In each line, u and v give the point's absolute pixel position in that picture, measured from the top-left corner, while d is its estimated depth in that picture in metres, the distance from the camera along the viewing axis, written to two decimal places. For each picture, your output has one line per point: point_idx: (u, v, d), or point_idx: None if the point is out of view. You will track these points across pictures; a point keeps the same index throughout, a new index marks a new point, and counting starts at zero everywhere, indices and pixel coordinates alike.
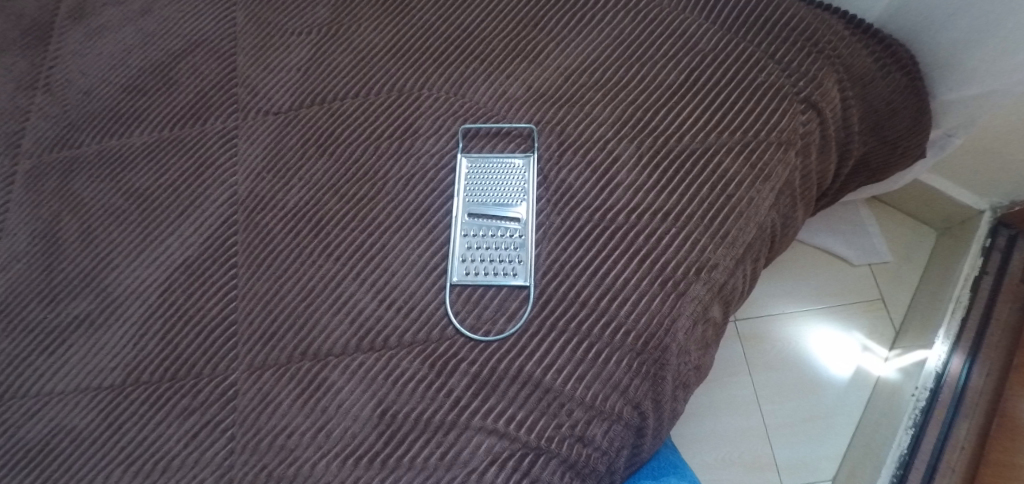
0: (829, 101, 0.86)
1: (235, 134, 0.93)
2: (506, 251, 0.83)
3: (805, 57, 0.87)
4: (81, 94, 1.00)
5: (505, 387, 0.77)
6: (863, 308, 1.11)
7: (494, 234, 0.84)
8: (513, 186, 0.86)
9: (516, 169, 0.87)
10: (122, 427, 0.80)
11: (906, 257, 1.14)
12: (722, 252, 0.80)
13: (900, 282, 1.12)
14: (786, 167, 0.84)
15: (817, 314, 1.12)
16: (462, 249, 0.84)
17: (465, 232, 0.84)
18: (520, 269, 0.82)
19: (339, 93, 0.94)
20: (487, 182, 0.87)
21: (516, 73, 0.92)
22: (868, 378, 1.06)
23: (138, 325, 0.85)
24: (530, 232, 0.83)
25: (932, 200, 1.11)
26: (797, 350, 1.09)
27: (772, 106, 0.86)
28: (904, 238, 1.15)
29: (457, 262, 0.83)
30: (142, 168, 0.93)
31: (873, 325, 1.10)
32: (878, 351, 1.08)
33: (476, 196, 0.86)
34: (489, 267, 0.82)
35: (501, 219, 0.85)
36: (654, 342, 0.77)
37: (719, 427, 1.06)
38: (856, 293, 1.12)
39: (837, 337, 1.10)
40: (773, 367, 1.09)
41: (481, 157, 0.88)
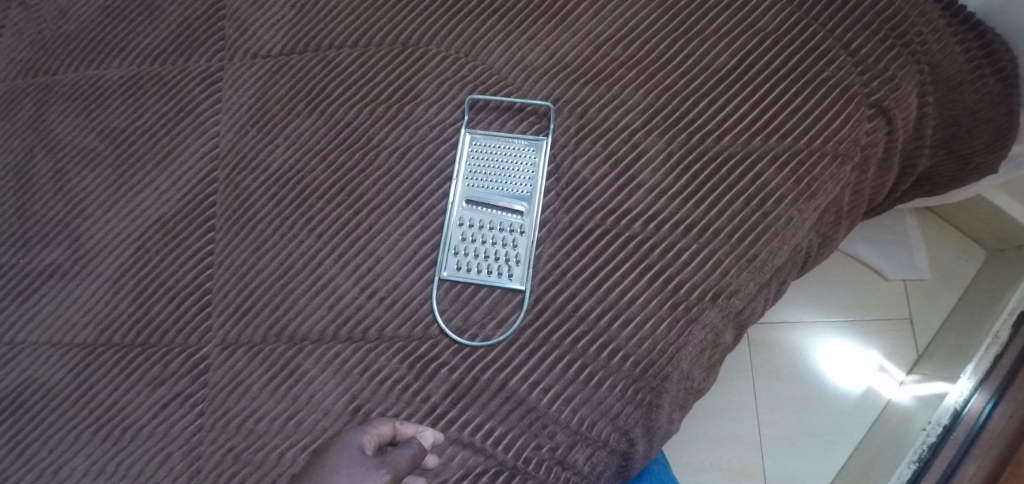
0: (904, 108, 0.73)
1: (220, 77, 0.85)
2: (502, 248, 0.75)
3: (886, 50, 0.73)
4: (58, 13, 0.91)
5: (485, 399, 0.72)
6: (887, 324, 1.03)
7: (492, 228, 0.76)
8: (518, 173, 0.76)
9: (525, 154, 0.77)
10: (92, 389, 0.77)
11: (946, 275, 1.04)
12: (745, 278, 0.71)
13: (935, 302, 1.03)
14: (837, 184, 0.72)
15: (835, 325, 1.04)
16: (456, 240, 0.76)
17: (461, 221, 0.76)
18: (517, 270, 0.74)
19: (337, 40, 0.84)
20: (492, 165, 0.77)
21: (537, 34, 0.80)
22: (878, 399, 1.00)
23: (112, 282, 0.80)
24: (532, 229, 0.75)
25: (989, 219, 0.99)
26: (806, 361, 1.03)
27: (835, 108, 0.73)
28: (947, 254, 1.04)
29: (449, 255, 0.75)
30: (120, 106, 0.86)
31: (895, 345, 1.02)
32: (894, 373, 1.01)
33: (477, 182, 0.77)
34: (483, 264, 0.75)
35: (501, 209, 0.76)
36: (653, 370, 0.71)
37: (709, 429, 1.02)
38: (882, 308, 1.04)
39: (852, 352, 1.02)
40: (776, 375, 1.03)
41: (489, 136, 0.78)
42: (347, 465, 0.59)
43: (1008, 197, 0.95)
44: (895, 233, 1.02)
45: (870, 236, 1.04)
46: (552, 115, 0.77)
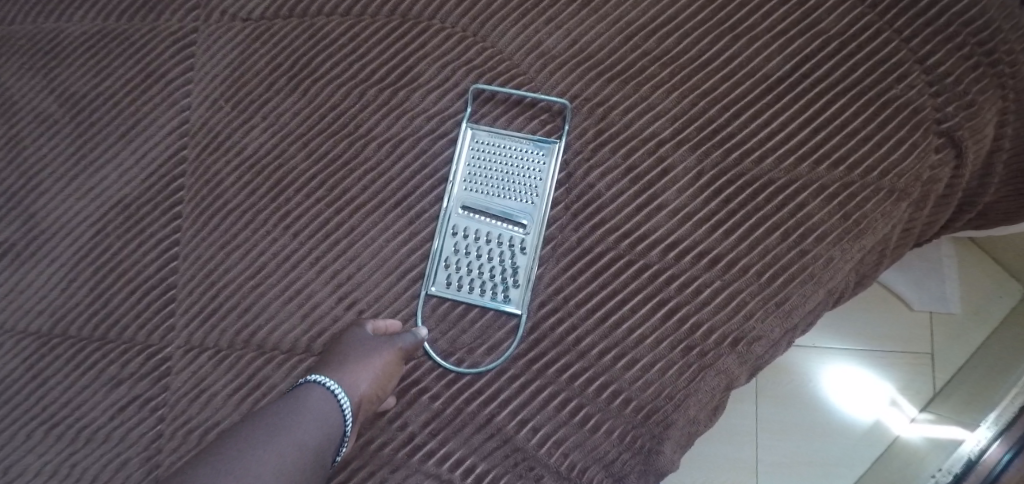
0: (980, 139, 0.60)
1: (193, 39, 0.74)
2: (497, 265, 0.66)
3: (969, 69, 0.61)
4: None
5: (467, 433, 0.64)
6: (907, 356, 0.93)
7: (488, 241, 0.67)
8: (523, 180, 0.67)
9: (533, 159, 0.67)
10: (44, 384, 0.70)
11: (977, 311, 0.92)
12: (773, 322, 0.62)
13: (960, 339, 0.92)
14: (888, 223, 0.62)
15: (847, 351, 0.94)
16: (445, 252, 0.67)
17: (454, 230, 0.67)
18: (514, 293, 0.65)
19: (329, 7, 0.73)
20: (494, 167, 0.68)
21: (558, 16, 0.69)
22: (886, 434, 0.90)
23: (71, 267, 0.72)
24: (534, 247, 0.66)
25: None
26: (815, 387, 0.93)
27: (899, 133, 0.62)
28: (981, 289, 0.93)
29: (439, 268, 0.67)
30: (82, 67, 0.76)
31: (912, 379, 0.92)
32: (906, 408, 0.90)
33: (475, 185, 0.67)
34: (476, 281, 0.66)
35: (500, 220, 0.67)
36: (657, 416, 0.63)
37: (702, 449, 0.93)
38: (902, 338, 0.93)
39: (863, 382, 0.92)
40: (781, 397, 0.93)
41: (494, 133, 0.68)
42: (356, 347, 0.60)
43: None
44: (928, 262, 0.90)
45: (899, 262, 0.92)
46: (569, 113, 0.67)
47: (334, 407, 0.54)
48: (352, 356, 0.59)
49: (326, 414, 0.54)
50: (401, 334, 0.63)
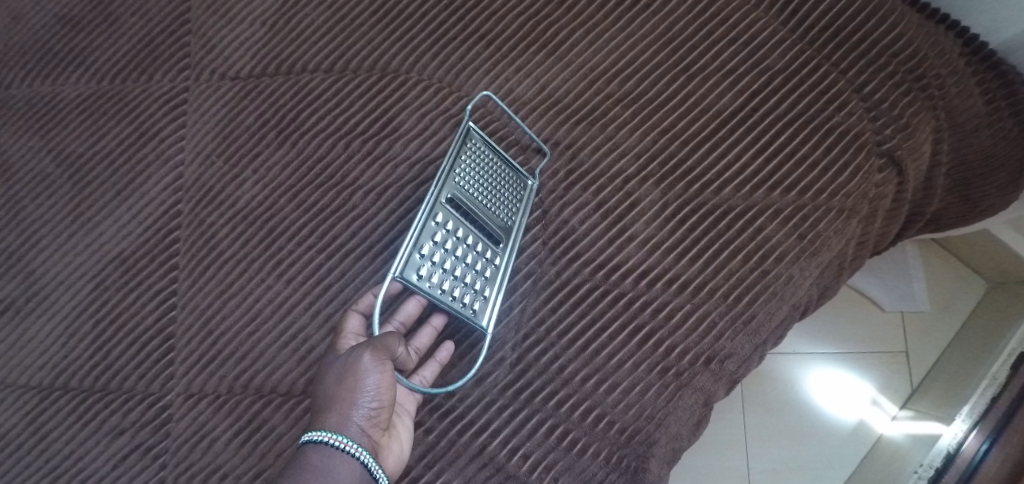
0: (917, 157, 0.67)
1: (184, 98, 0.78)
2: (472, 273, 0.66)
3: (901, 94, 0.67)
4: (12, 20, 0.84)
5: (461, 464, 0.67)
6: (883, 358, 0.99)
7: (465, 245, 0.66)
8: (507, 201, 0.69)
9: (512, 184, 0.70)
10: (48, 437, 0.72)
11: (945, 307, 1.00)
12: (741, 341, 0.66)
13: (932, 336, 0.99)
14: (842, 239, 0.67)
15: (827, 357, 1.01)
16: (427, 240, 0.63)
17: (437, 219, 0.64)
18: (479, 305, 0.65)
19: (312, 64, 0.77)
20: (485, 175, 0.68)
21: (526, 65, 0.74)
22: (870, 433, 0.96)
23: (71, 321, 0.75)
24: (506, 267, 0.68)
25: (993, 253, 0.95)
26: (800, 393, 0.99)
27: (843, 159, 0.67)
28: (948, 286, 1.01)
29: (414, 254, 0.62)
30: (76, 126, 0.80)
31: (890, 379, 0.98)
32: (887, 407, 0.97)
33: (466, 184, 0.67)
34: (448, 282, 0.64)
35: (480, 233, 0.67)
36: (640, 436, 0.66)
37: (696, 461, 0.99)
38: (878, 339, 1.00)
39: (845, 385, 0.99)
40: (769, 404, 0.99)
41: (477, 145, 0.70)
42: (338, 373, 0.54)
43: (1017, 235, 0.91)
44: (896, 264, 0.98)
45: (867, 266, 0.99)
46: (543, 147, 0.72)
47: (346, 457, 0.50)
48: (338, 392, 0.53)
49: (338, 469, 0.50)
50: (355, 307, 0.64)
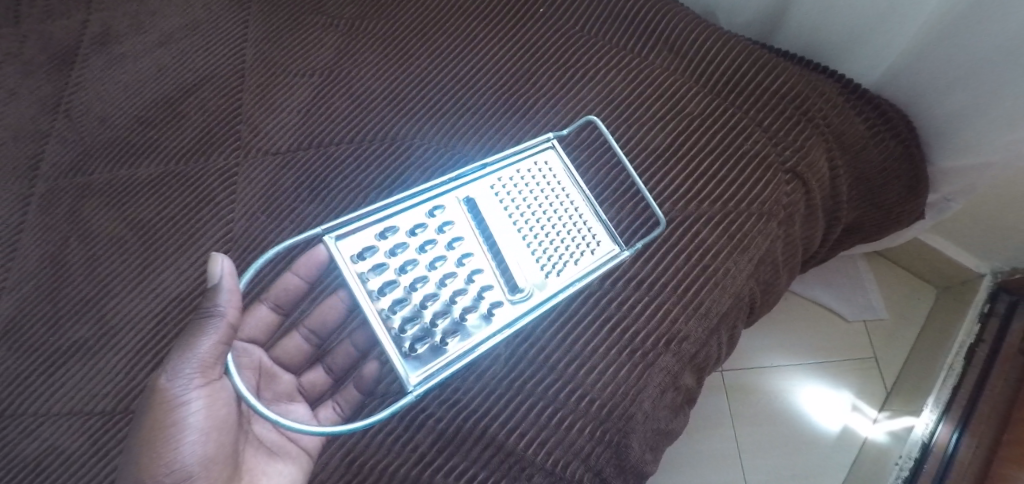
0: (816, 171, 0.85)
1: (235, 171, 0.98)
2: (434, 303, 0.80)
3: (793, 125, 0.87)
4: (98, 122, 1.05)
5: (467, 446, 0.79)
6: (855, 365, 1.14)
7: (451, 262, 0.82)
8: (568, 256, 0.84)
9: (593, 241, 0.85)
10: (107, 454, 0.83)
11: (901, 314, 1.16)
12: (694, 324, 0.80)
13: (895, 340, 1.15)
14: (766, 238, 0.83)
15: (807, 369, 1.14)
16: (403, 229, 0.82)
17: (430, 215, 0.84)
18: (421, 352, 0.79)
19: (337, 138, 0.97)
20: (548, 210, 0.87)
21: (506, 127, 0.94)
22: (856, 437, 1.09)
23: (133, 355, 0.89)
24: (485, 333, 0.80)
25: (932, 260, 1.13)
26: (786, 405, 1.11)
27: (757, 177, 0.85)
28: (901, 295, 1.18)
29: (370, 232, 0.81)
30: (147, 200, 0.99)
31: (865, 384, 1.12)
32: (867, 411, 1.10)
33: (515, 206, 0.86)
34: (402, 287, 0.80)
35: (482, 281, 0.82)
36: (617, 412, 0.78)
37: (697, 477, 1.08)
38: (848, 350, 1.15)
39: (827, 394, 1.12)
40: (761, 418, 1.11)
41: (569, 175, 0.89)
42: (151, 434, 0.71)
43: (945, 241, 1.10)
44: (849, 276, 1.17)
45: (826, 281, 1.18)
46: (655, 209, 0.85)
47: None
48: (153, 454, 0.70)
49: None
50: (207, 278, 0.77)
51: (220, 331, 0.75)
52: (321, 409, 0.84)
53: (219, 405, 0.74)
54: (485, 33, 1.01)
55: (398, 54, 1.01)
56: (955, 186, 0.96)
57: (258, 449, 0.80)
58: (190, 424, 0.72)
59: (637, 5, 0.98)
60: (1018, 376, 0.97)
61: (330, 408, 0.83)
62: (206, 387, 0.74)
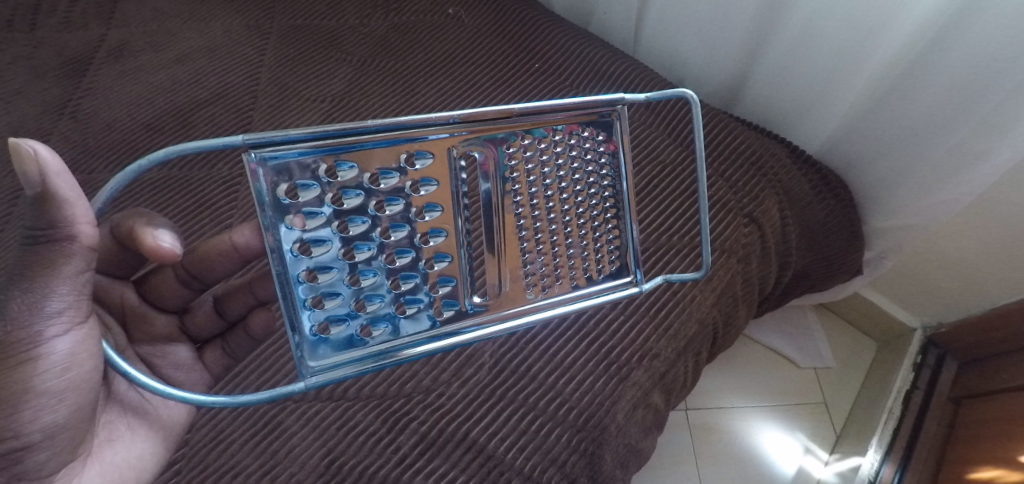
0: (769, 218, 0.97)
1: (239, 182, 1.02)
2: (372, 281, 0.67)
3: (750, 178, 0.98)
4: (104, 125, 1.08)
5: (449, 449, 0.81)
6: (808, 409, 1.25)
7: (406, 233, 0.68)
8: (555, 272, 0.77)
9: (606, 269, 0.79)
10: None
11: (846, 364, 1.31)
12: (664, 343, 0.88)
13: (841, 386, 1.28)
14: (728, 272, 0.93)
15: (762, 412, 1.24)
16: (362, 174, 0.63)
17: (406, 163, 0.65)
18: (335, 333, 0.66)
19: None
20: (568, 206, 0.76)
21: None
22: (810, 478, 1.16)
23: None
24: (418, 333, 0.70)
25: (871, 314, 1.30)
26: (744, 444, 1.19)
27: (720, 219, 0.95)
28: (846, 348, 1.33)
29: (316, 162, 0.60)
30: (146, 201, 1.01)
31: (816, 428, 1.22)
32: (819, 454, 1.19)
33: (525, 189, 0.73)
34: (340, 250, 0.65)
35: (437, 270, 0.71)
36: (593, 421, 0.82)
37: None
38: (802, 394, 1.26)
39: (782, 437, 1.20)
40: (720, 458, 1.18)
41: (603, 175, 0.77)
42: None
43: (882, 296, 1.27)
44: (799, 326, 1.33)
45: (781, 330, 1.33)
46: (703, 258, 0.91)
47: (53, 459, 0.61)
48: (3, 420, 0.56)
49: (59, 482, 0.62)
50: (22, 183, 0.52)
51: (76, 261, 0.56)
52: (207, 351, 0.82)
53: (82, 360, 0.59)
54: (486, 80, 1.12)
55: (405, 91, 1.11)
56: (887, 245, 1.15)
57: (117, 402, 0.70)
58: (48, 390, 0.57)
59: (620, 69, 1.11)
60: (949, 420, 1.08)
61: (218, 351, 0.82)
62: (67, 334, 0.58)
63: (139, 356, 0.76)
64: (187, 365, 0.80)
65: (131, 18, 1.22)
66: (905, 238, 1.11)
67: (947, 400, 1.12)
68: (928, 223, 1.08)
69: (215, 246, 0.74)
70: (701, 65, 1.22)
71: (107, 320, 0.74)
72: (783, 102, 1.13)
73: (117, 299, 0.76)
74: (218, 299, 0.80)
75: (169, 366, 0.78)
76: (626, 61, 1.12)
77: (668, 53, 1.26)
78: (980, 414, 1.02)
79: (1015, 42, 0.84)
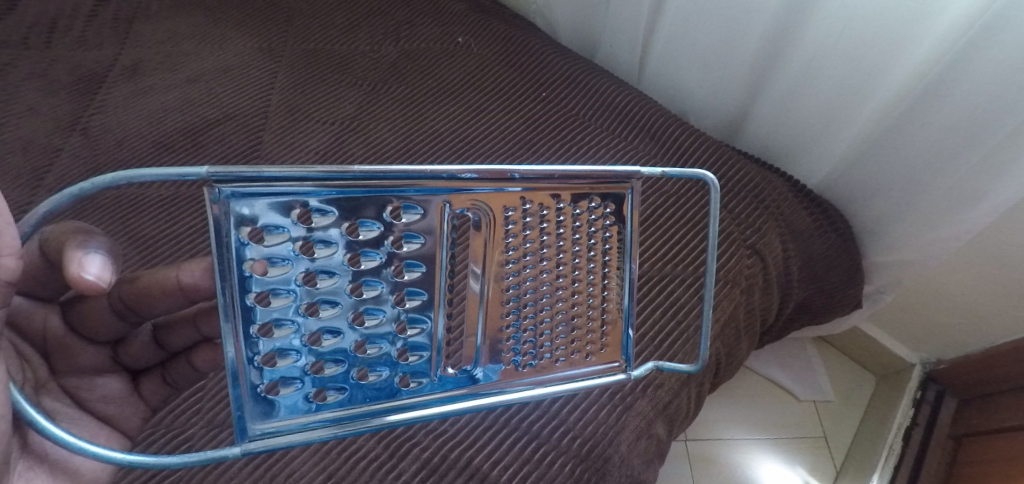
0: (771, 249, 0.98)
1: None
2: (334, 341, 0.64)
3: (752, 210, 0.99)
4: (115, 143, 1.09)
5: (451, 477, 0.80)
6: (808, 442, 1.25)
7: (382, 292, 0.64)
8: (539, 346, 0.74)
9: (596, 353, 0.76)
10: None
11: (846, 398, 1.31)
12: (667, 373, 0.88)
13: (840, 420, 1.28)
14: (732, 304, 0.93)
15: (762, 445, 1.23)
16: (341, 226, 0.60)
17: (392, 217, 0.61)
18: (284, 395, 0.61)
19: None
20: (562, 279, 0.73)
21: None
22: None
23: None
24: (375, 403, 0.65)
25: (869, 348, 1.31)
26: (745, 477, 1.19)
27: (724, 250, 0.96)
28: (845, 381, 1.34)
29: (292, 203, 0.56)
30: (154, 218, 1.01)
31: (816, 461, 1.22)
32: None
33: (520, 252, 0.70)
34: (303, 305, 0.61)
35: (410, 334, 0.67)
36: (596, 451, 0.82)
37: None
38: (802, 426, 1.27)
39: (781, 471, 1.20)
40: None
41: (609, 258, 0.75)
42: None
43: (882, 331, 1.28)
44: (799, 359, 1.34)
45: (781, 362, 1.34)
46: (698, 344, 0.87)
47: None
48: None
49: None
50: None
51: None
52: (145, 382, 0.77)
53: None
54: (493, 108, 1.14)
55: (413, 116, 1.12)
56: (887, 279, 1.16)
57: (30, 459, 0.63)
58: None
59: (625, 100, 1.13)
60: (949, 459, 1.08)
61: (157, 381, 0.78)
62: None
63: (64, 389, 0.71)
64: (119, 399, 0.75)
65: (145, 38, 1.24)
66: (903, 274, 1.13)
67: (946, 437, 1.12)
68: (926, 259, 1.09)
69: (160, 283, 0.69)
70: (704, 99, 1.24)
71: (26, 353, 0.69)
72: (785, 137, 1.15)
73: (39, 326, 0.70)
74: (158, 329, 0.75)
75: (98, 400, 0.73)
76: (631, 93, 1.15)
77: (671, 86, 1.28)
78: (978, 454, 1.02)
79: (1014, 86, 0.87)
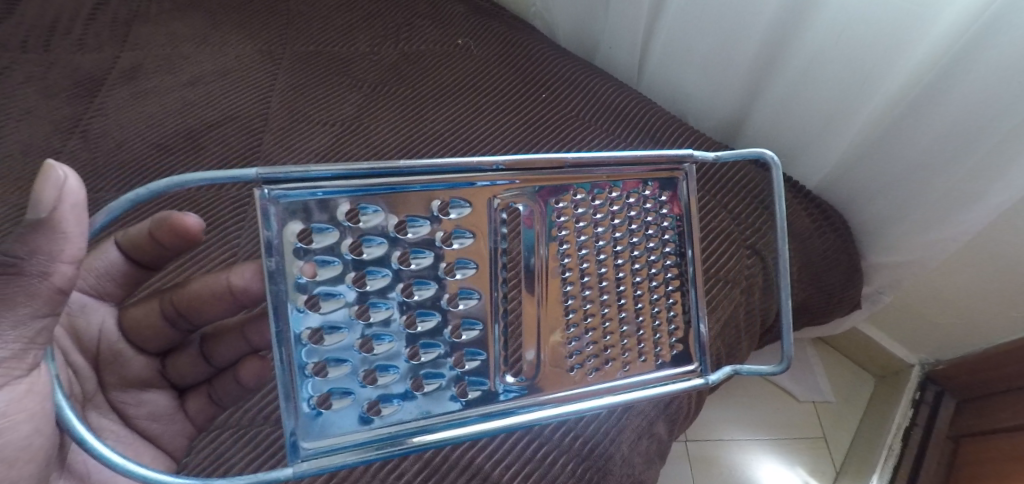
0: (770, 250, 0.99)
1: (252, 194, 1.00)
2: (387, 347, 0.64)
3: (751, 211, 1.00)
4: (114, 145, 1.08)
5: (454, 477, 0.80)
6: (808, 443, 1.25)
7: (431, 291, 0.65)
8: (603, 353, 0.74)
9: (665, 355, 0.76)
10: None
11: (845, 399, 1.32)
12: None
13: (839, 421, 1.28)
14: (732, 304, 0.94)
15: (762, 446, 1.24)
16: (390, 225, 0.62)
17: (440, 211, 0.63)
18: (337, 407, 0.62)
19: None
20: (627, 274, 0.75)
21: None
22: None
23: None
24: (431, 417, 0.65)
25: (868, 348, 1.31)
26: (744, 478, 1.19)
27: (725, 251, 0.97)
28: (844, 383, 1.34)
29: (339, 201, 0.59)
30: None
31: (816, 462, 1.22)
32: None
33: (573, 249, 0.72)
34: (354, 309, 0.62)
35: (465, 340, 0.67)
36: (598, 450, 0.83)
37: None
38: (801, 427, 1.27)
39: (781, 472, 1.20)
40: None
41: (666, 253, 0.77)
42: None
43: (881, 332, 1.28)
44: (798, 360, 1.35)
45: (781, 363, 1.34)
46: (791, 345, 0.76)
47: None
48: None
49: None
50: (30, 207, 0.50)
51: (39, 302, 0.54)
52: (190, 399, 0.79)
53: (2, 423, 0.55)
54: (493, 108, 1.14)
55: (414, 116, 1.13)
56: (886, 281, 1.17)
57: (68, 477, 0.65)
58: None
59: (625, 102, 1.14)
60: (949, 460, 1.08)
61: (203, 399, 0.79)
62: None
63: (111, 404, 0.74)
64: (166, 416, 0.77)
65: (145, 41, 1.24)
66: (900, 276, 1.14)
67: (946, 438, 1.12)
68: (924, 259, 1.10)
69: (212, 287, 0.72)
70: (703, 101, 1.24)
71: (76, 362, 0.71)
72: (784, 139, 1.16)
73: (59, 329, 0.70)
74: (207, 340, 0.78)
75: (144, 417, 0.75)
76: (630, 94, 1.16)
77: (671, 89, 1.29)
78: (978, 453, 1.02)
79: (1013, 86, 0.87)
